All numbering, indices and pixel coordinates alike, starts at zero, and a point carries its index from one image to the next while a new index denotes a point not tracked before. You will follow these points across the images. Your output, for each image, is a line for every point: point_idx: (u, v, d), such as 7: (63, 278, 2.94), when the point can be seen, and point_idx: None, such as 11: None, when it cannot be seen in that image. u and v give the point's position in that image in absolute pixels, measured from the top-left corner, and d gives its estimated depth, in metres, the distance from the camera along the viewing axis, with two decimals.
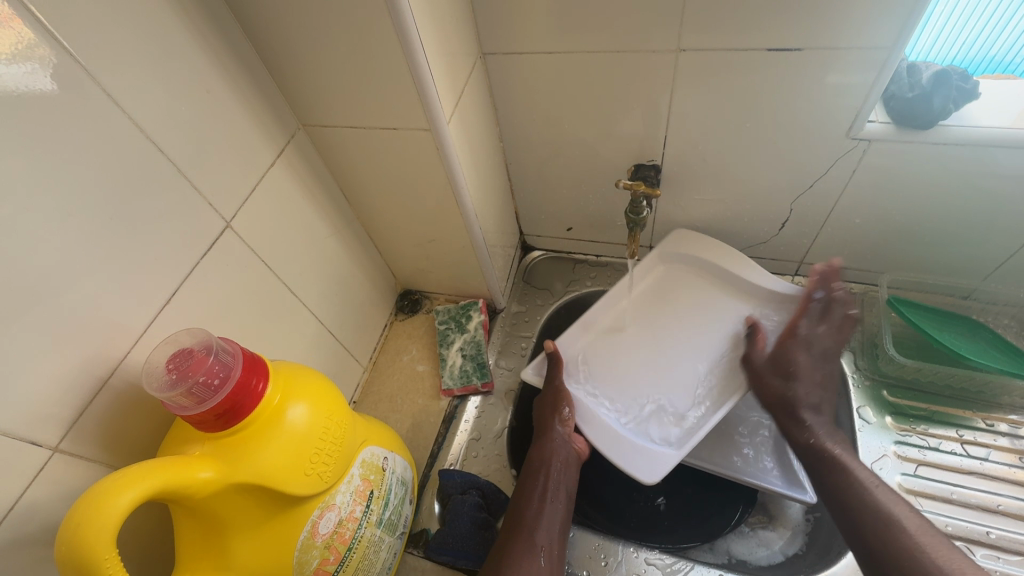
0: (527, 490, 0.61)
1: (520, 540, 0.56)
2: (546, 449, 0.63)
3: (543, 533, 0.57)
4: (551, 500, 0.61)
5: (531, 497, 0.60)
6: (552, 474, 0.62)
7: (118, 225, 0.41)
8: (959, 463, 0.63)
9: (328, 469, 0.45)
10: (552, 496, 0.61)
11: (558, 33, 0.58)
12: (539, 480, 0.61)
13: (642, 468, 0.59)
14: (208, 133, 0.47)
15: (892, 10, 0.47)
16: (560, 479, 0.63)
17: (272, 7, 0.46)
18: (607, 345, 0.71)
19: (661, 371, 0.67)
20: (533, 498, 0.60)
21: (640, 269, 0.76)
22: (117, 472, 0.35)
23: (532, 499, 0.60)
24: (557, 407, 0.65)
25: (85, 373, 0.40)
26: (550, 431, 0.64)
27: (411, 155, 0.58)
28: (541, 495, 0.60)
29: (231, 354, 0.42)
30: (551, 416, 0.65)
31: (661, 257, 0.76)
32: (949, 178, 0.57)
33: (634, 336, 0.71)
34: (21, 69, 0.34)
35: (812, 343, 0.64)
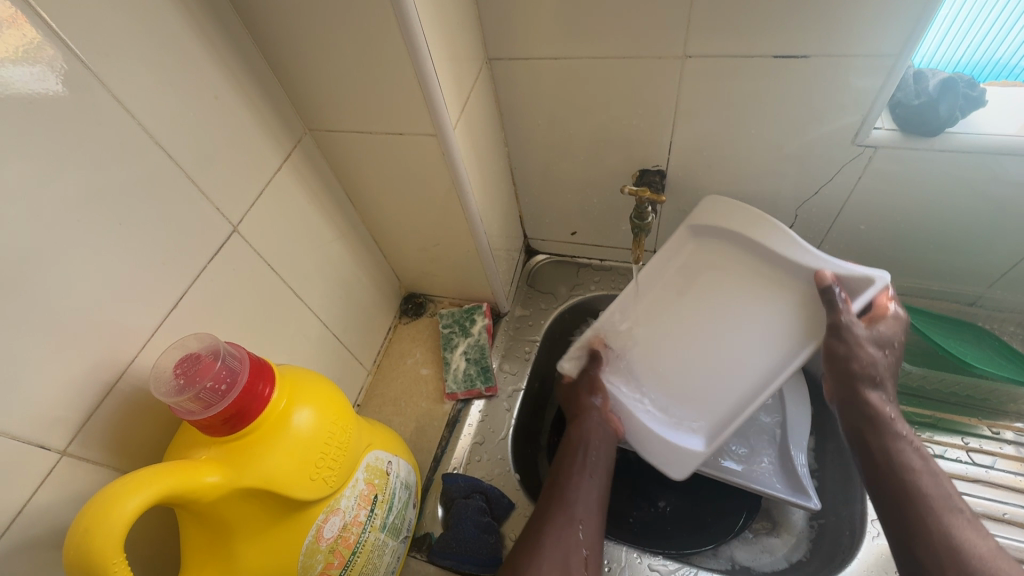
0: (569, 464, 0.62)
1: (559, 510, 0.57)
2: (584, 427, 0.65)
3: (581, 506, 0.58)
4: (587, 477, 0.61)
5: (569, 475, 0.61)
6: (591, 451, 0.63)
7: (126, 229, 0.42)
8: (964, 471, 0.63)
9: (333, 474, 0.45)
10: (591, 474, 0.61)
11: (563, 39, 0.58)
12: (577, 456, 0.62)
13: (674, 465, 0.62)
14: (216, 137, 0.48)
15: (898, 17, 0.47)
16: (598, 457, 0.63)
17: (279, 13, 0.47)
18: (635, 341, 0.67)
19: (696, 363, 0.63)
20: (572, 476, 0.60)
21: (667, 247, 0.63)
22: (124, 477, 0.35)
23: (571, 475, 0.61)
24: (591, 393, 0.67)
25: (93, 377, 0.40)
26: (585, 416, 0.65)
27: (417, 160, 0.59)
28: (579, 470, 0.61)
29: (237, 359, 0.42)
30: (587, 402, 0.67)
31: (690, 231, 0.62)
32: (955, 185, 0.57)
33: (662, 333, 0.65)
34: (30, 73, 0.34)
35: (890, 339, 0.51)
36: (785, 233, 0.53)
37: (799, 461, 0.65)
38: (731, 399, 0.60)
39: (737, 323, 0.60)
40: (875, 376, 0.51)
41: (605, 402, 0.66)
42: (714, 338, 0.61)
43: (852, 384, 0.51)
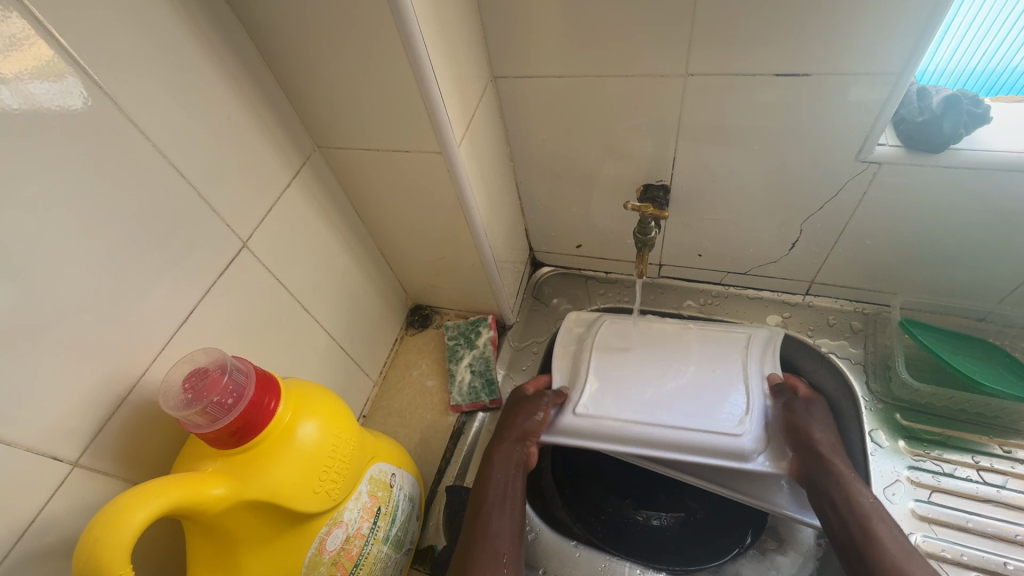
0: (489, 493, 0.58)
1: (479, 542, 0.54)
2: (505, 454, 0.62)
3: (501, 534, 0.56)
4: (510, 504, 0.59)
5: (487, 490, 0.59)
6: (512, 481, 0.60)
7: (138, 244, 0.43)
8: (974, 490, 0.61)
9: (335, 487, 0.46)
10: (512, 497, 0.59)
11: (567, 56, 0.59)
12: (503, 482, 0.60)
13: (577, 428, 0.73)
14: (226, 155, 0.49)
15: (898, 35, 0.47)
16: (518, 483, 0.61)
17: (290, 35, 0.48)
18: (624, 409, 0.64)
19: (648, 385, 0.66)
20: (489, 487, 0.59)
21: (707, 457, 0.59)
22: (133, 489, 0.36)
23: (494, 504, 0.58)
24: (517, 417, 0.65)
25: (106, 389, 0.41)
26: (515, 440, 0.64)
27: (422, 175, 0.60)
28: (502, 501, 0.58)
29: (244, 373, 0.42)
30: (512, 425, 0.64)
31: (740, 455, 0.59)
32: (962, 198, 0.56)
33: (652, 407, 0.63)
34: (52, 88, 0.36)
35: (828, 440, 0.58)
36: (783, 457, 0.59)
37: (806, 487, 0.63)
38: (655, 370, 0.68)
39: (704, 381, 0.64)
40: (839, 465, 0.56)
41: (531, 429, 0.64)
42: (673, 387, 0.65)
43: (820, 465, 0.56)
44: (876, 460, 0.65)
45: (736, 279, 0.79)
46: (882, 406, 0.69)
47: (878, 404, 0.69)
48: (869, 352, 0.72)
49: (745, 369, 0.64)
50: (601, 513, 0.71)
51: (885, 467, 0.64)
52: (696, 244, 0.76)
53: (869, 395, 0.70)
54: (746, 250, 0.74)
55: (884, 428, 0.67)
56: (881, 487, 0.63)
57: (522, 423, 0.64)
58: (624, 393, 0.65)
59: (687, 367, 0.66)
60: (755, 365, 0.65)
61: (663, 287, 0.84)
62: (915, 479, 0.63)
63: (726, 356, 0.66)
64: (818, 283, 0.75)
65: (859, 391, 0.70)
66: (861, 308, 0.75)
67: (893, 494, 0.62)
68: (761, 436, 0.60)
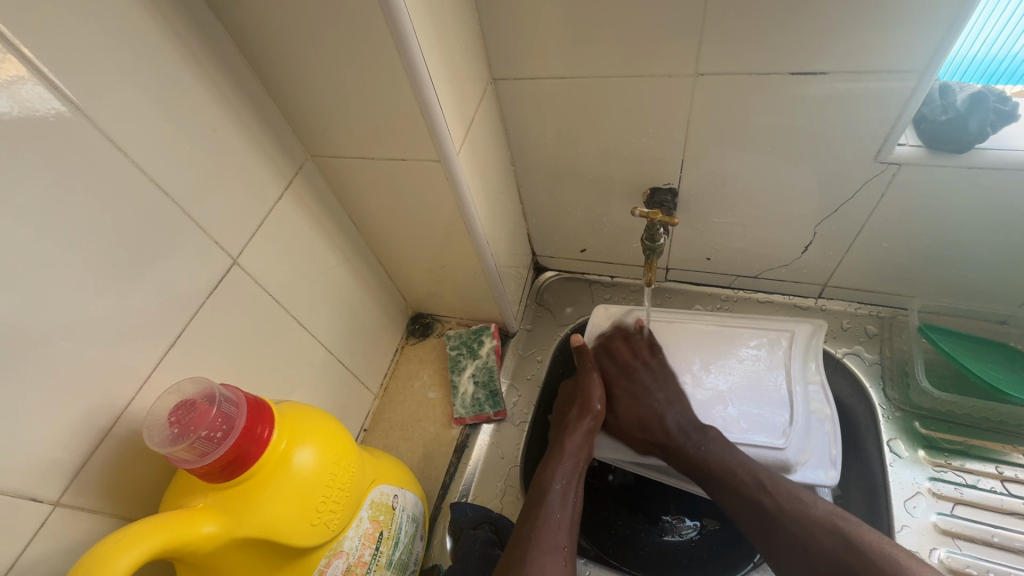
0: (550, 487, 0.58)
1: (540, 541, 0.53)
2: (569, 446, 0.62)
3: (563, 521, 0.55)
4: (573, 496, 0.58)
5: (553, 480, 0.58)
6: (575, 476, 0.60)
7: (119, 268, 0.41)
8: (999, 503, 0.59)
9: (336, 516, 0.44)
10: (575, 491, 0.59)
11: (569, 57, 0.56)
12: (566, 477, 0.59)
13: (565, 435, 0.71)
14: (212, 170, 0.47)
15: (923, 31, 0.44)
16: (577, 479, 0.60)
17: (277, 39, 0.45)
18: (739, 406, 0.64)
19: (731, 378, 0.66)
20: (555, 476, 0.59)
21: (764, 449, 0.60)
22: (117, 532, 0.34)
23: (556, 502, 0.56)
24: (580, 409, 0.65)
25: (90, 422, 0.39)
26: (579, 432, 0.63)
27: (419, 183, 0.57)
28: (562, 498, 0.57)
29: (234, 403, 0.40)
30: (578, 417, 0.64)
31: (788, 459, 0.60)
32: (986, 199, 0.54)
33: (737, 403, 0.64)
34: (18, 98, 0.33)
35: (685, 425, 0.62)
36: (831, 470, 0.59)
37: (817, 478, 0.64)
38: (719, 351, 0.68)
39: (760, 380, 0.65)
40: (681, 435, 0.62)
41: (594, 425, 0.64)
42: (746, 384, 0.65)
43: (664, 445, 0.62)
44: (896, 470, 0.63)
45: (746, 283, 0.77)
46: (901, 414, 0.66)
47: (896, 412, 0.66)
48: (885, 359, 0.70)
49: (789, 381, 0.64)
50: (612, 526, 0.69)
51: (905, 479, 0.62)
52: (704, 248, 0.73)
53: (887, 402, 0.67)
54: (757, 253, 0.71)
55: (902, 437, 0.65)
56: (901, 500, 0.61)
57: (595, 408, 0.65)
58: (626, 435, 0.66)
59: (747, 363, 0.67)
60: (795, 368, 0.65)
61: (671, 292, 0.82)
62: (936, 491, 0.61)
63: (767, 365, 0.66)
64: (831, 287, 0.72)
65: (875, 399, 0.68)
66: (875, 311, 0.72)
67: (915, 507, 0.60)
68: (807, 449, 0.60)
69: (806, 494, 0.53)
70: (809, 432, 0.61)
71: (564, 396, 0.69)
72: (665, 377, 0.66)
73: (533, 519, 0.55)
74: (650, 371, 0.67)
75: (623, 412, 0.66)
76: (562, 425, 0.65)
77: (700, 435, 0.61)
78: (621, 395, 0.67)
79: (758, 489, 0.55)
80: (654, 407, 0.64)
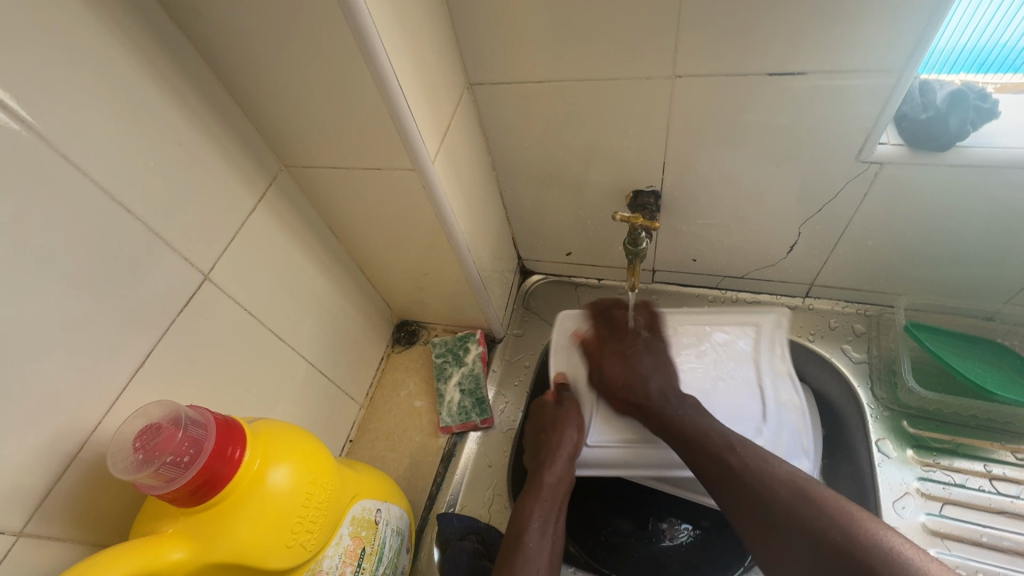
0: (528, 526, 0.56)
1: None
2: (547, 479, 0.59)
3: (540, 562, 0.53)
4: (550, 534, 0.56)
5: (530, 518, 0.56)
6: (555, 513, 0.58)
7: (82, 288, 0.40)
8: (987, 501, 0.59)
9: (313, 536, 0.43)
10: (553, 530, 0.57)
11: (545, 61, 0.55)
12: (545, 514, 0.57)
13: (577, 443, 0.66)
14: (180, 184, 0.46)
15: (899, 31, 0.44)
16: (557, 515, 0.58)
17: (242, 48, 0.44)
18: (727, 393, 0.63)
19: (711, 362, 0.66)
20: (534, 515, 0.56)
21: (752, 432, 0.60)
22: (81, 564, 0.33)
23: (534, 542, 0.54)
24: (562, 431, 0.63)
25: (53, 449, 0.38)
26: (558, 462, 0.61)
27: (397, 192, 0.56)
28: (541, 538, 0.55)
29: (202, 425, 0.39)
30: (559, 442, 0.62)
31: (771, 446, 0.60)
32: (968, 196, 0.53)
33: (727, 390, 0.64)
34: None
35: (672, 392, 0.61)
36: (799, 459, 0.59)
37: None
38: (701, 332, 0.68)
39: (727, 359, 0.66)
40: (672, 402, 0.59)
41: (576, 449, 0.62)
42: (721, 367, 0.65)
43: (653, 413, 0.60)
44: (884, 471, 0.62)
45: (733, 283, 0.76)
46: (888, 413, 0.66)
47: (884, 411, 0.66)
48: (873, 357, 0.70)
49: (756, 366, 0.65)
50: (600, 533, 0.69)
51: (893, 479, 0.61)
52: (690, 249, 0.73)
53: (875, 402, 0.67)
54: (742, 253, 0.71)
55: (891, 437, 0.64)
56: (889, 501, 0.60)
57: (572, 434, 0.63)
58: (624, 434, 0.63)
59: (720, 340, 0.67)
60: (765, 368, 0.64)
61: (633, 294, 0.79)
62: (925, 491, 0.60)
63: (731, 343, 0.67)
64: (818, 286, 0.72)
65: (863, 399, 0.67)
66: (861, 310, 0.72)
67: (904, 508, 0.60)
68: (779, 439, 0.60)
69: (771, 457, 0.53)
70: (777, 417, 0.61)
71: (549, 416, 0.66)
72: (657, 349, 0.66)
73: (509, 560, 0.53)
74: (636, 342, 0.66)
75: (611, 373, 0.65)
76: (543, 451, 0.62)
77: (678, 401, 0.59)
78: (613, 360, 0.65)
79: (725, 448, 0.54)
80: (642, 374, 0.62)
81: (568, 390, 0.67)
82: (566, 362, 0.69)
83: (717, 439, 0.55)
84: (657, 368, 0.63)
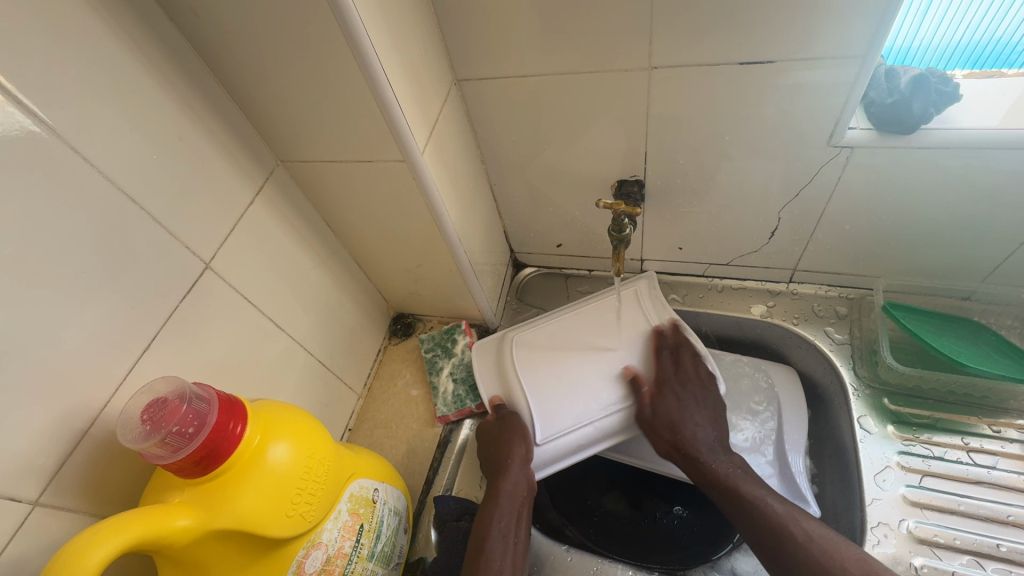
0: (489, 538, 0.56)
1: None
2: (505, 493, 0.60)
3: (503, 566, 0.55)
4: (512, 541, 0.57)
5: (492, 528, 0.57)
6: (513, 525, 0.58)
7: (92, 275, 0.42)
8: (965, 472, 0.61)
9: (311, 509, 0.45)
10: (514, 535, 0.58)
11: (528, 56, 0.58)
12: (503, 526, 0.58)
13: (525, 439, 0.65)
14: (182, 178, 0.48)
15: (862, 18, 0.46)
16: (517, 522, 0.59)
17: (238, 48, 0.47)
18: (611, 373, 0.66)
19: (594, 342, 0.68)
20: (494, 525, 0.57)
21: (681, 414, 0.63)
22: (95, 526, 0.35)
23: (495, 553, 0.55)
24: (511, 441, 0.63)
25: (65, 425, 0.40)
26: (511, 474, 0.60)
27: (389, 185, 0.59)
28: (502, 547, 0.56)
29: (205, 400, 0.41)
30: (509, 451, 0.62)
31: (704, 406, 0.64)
32: (939, 178, 0.56)
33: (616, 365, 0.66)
34: None
35: (716, 445, 0.63)
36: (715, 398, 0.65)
37: (795, 451, 0.68)
38: (572, 321, 0.72)
39: (605, 335, 0.69)
40: (717, 456, 0.62)
41: (529, 454, 0.62)
42: (604, 339, 0.68)
43: (697, 463, 0.61)
44: (866, 446, 0.64)
45: (719, 271, 0.79)
46: (870, 391, 0.68)
47: (866, 389, 0.68)
48: (855, 339, 0.71)
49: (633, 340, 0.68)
50: (593, 514, 0.71)
51: (875, 454, 0.63)
52: (676, 238, 0.75)
53: (856, 380, 0.69)
54: (727, 241, 0.73)
55: (872, 413, 0.66)
56: (871, 474, 0.62)
57: (523, 447, 0.62)
58: (573, 414, 0.64)
59: (588, 325, 0.70)
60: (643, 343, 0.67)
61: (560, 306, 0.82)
62: (905, 464, 0.62)
63: (607, 322, 0.70)
64: (801, 271, 0.74)
65: (846, 377, 0.69)
66: (843, 293, 0.74)
67: (884, 480, 0.62)
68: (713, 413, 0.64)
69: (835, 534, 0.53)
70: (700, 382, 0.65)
71: (494, 430, 0.66)
72: (704, 394, 0.65)
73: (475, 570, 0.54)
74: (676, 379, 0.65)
75: (665, 413, 0.63)
76: (497, 461, 0.62)
77: (727, 456, 0.62)
78: (666, 397, 0.64)
79: (785, 516, 0.54)
80: (689, 419, 0.63)
81: (507, 406, 0.67)
82: (497, 383, 0.70)
83: (765, 499, 0.56)
84: (705, 418, 0.64)
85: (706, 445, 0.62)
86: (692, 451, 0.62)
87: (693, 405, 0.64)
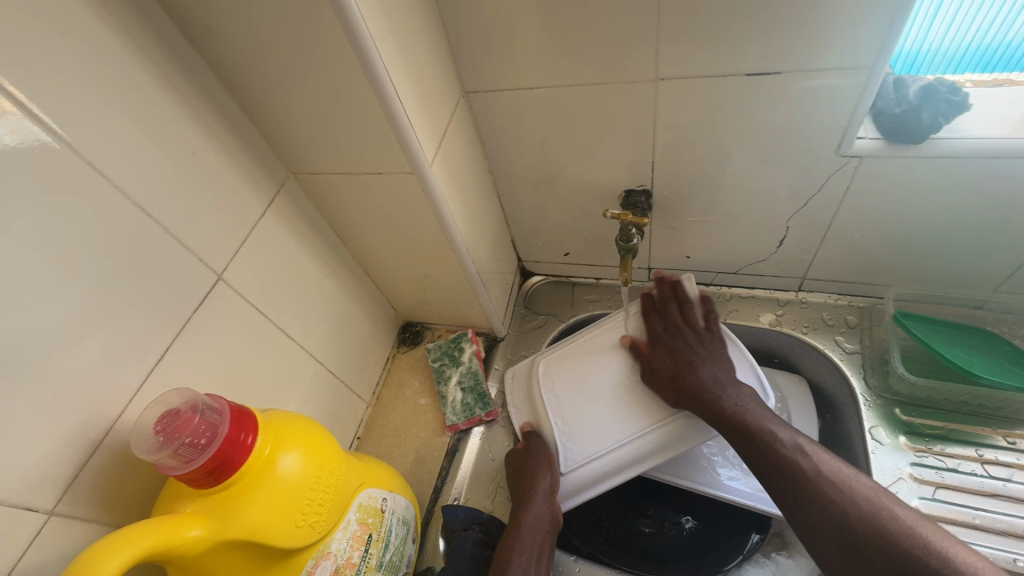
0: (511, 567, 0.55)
1: None
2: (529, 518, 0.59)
3: None
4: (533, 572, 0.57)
5: (513, 557, 0.56)
6: (535, 554, 0.57)
7: (107, 286, 0.43)
8: (980, 485, 0.60)
9: (320, 519, 0.45)
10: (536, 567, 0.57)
11: (535, 68, 0.58)
12: (526, 555, 0.57)
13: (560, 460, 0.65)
14: (196, 191, 0.49)
15: (868, 29, 0.46)
16: (540, 553, 0.58)
17: (251, 64, 0.48)
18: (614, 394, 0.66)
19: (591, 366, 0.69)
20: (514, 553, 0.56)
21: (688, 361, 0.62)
22: (109, 536, 0.36)
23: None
24: (535, 469, 0.63)
25: (81, 436, 0.41)
26: (534, 503, 0.60)
27: (398, 197, 0.59)
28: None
29: (217, 411, 0.42)
30: (534, 479, 0.62)
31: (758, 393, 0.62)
32: (950, 186, 0.55)
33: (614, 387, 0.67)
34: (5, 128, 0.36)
35: (726, 381, 0.60)
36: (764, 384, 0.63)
37: None
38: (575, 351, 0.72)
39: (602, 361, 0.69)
40: (726, 394, 0.59)
41: (554, 483, 0.62)
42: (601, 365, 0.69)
43: (703, 403, 0.59)
44: (878, 458, 0.63)
45: (727, 279, 0.78)
46: (881, 401, 0.67)
47: (877, 399, 0.67)
48: (865, 349, 0.71)
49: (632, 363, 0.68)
50: (602, 525, 0.71)
51: (887, 466, 0.63)
52: (684, 247, 0.75)
53: (867, 390, 0.68)
54: (735, 249, 0.73)
55: (884, 424, 0.66)
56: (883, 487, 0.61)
57: (546, 472, 0.62)
58: (591, 443, 0.64)
59: (585, 353, 0.71)
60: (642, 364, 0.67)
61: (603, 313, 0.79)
62: (918, 476, 0.62)
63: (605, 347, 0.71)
64: (810, 279, 0.73)
65: (856, 388, 0.69)
66: (853, 301, 0.73)
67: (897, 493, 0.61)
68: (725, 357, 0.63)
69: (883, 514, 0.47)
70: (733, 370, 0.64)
71: (519, 457, 0.66)
72: (713, 341, 0.64)
73: None
74: (676, 332, 0.66)
75: (660, 362, 0.64)
76: (520, 489, 0.62)
77: (734, 390, 0.59)
78: (661, 350, 0.65)
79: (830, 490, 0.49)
80: (691, 360, 0.62)
81: (536, 432, 0.68)
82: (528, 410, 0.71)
83: (784, 444, 0.54)
84: (713, 358, 0.62)
85: (713, 383, 0.60)
86: (694, 394, 0.60)
87: (702, 353, 0.63)
